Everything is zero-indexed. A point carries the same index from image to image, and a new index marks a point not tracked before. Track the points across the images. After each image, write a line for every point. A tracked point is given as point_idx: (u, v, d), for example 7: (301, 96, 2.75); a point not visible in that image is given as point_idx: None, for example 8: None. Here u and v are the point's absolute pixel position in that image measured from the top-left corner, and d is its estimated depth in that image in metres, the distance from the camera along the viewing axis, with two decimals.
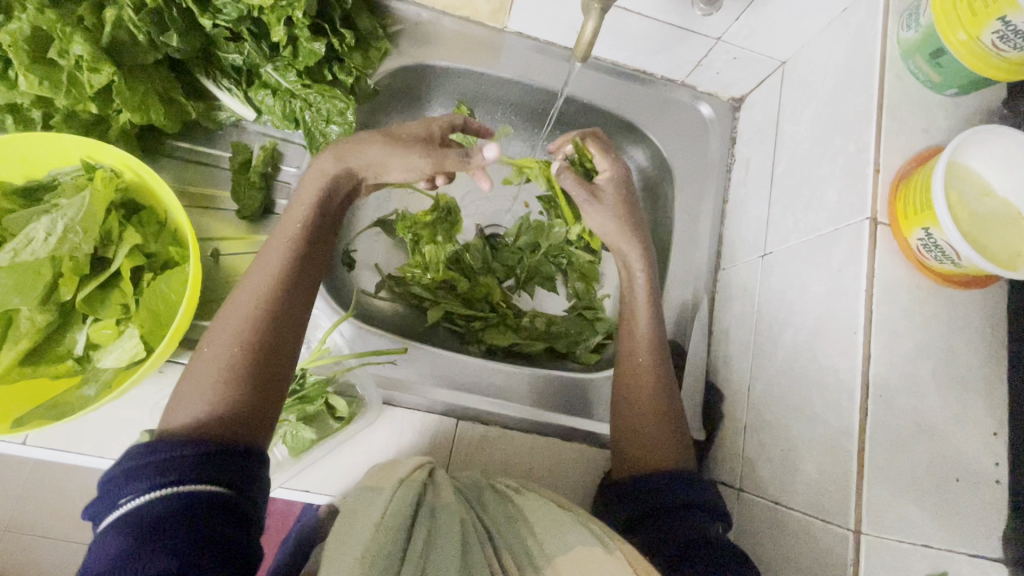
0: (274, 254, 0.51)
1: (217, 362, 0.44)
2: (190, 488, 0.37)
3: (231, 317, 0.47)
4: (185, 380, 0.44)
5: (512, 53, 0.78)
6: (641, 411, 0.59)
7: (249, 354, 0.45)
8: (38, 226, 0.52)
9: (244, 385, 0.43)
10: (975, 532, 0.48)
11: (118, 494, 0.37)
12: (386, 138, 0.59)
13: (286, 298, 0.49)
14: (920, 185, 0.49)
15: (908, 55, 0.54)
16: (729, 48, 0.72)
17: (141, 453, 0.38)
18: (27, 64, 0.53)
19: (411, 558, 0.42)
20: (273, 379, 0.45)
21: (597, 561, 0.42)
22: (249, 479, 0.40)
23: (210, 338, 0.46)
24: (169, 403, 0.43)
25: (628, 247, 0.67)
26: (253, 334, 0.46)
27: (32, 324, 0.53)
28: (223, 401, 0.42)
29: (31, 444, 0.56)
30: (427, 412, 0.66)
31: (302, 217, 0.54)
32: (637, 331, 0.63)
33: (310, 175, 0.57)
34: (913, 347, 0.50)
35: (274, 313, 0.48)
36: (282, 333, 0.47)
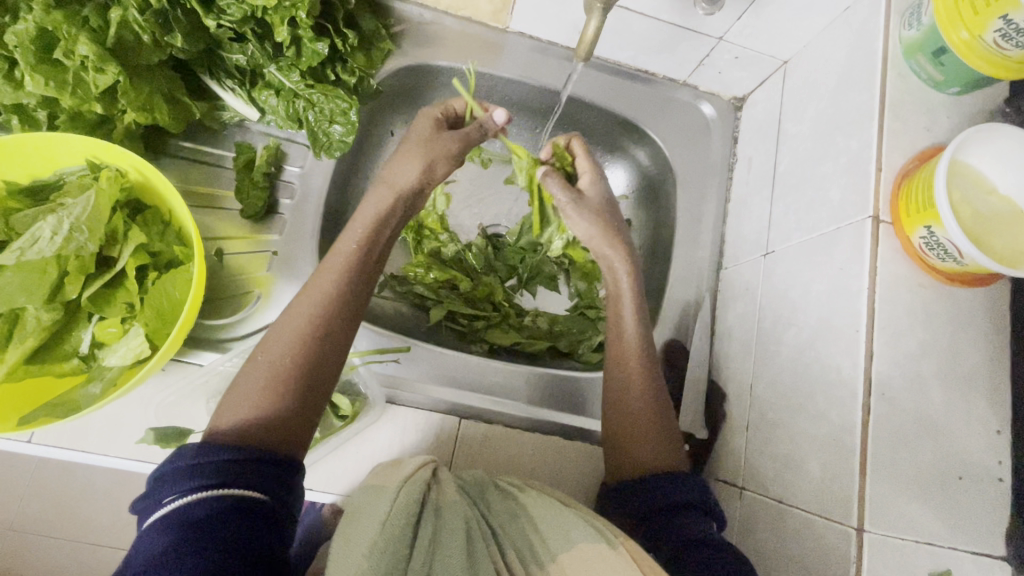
0: (332, 270, 0.53)
1: (268, 374, 0.47)
2: (231, 492, 0.40)
3: (286, 330, 0.49)
4: (237, 382, 0.47)
5: (515, 53, 0.78)
6: (630, 412, 0.59)
7: (298, 370, 0.47)
8: (44, 225, 0.52)
9: (289, 402, 0.46)
10: (978, 530, 0.48)
11: (163, 493, 0.40)
12: (438, 158, 0.63)
13: (337, 318, 0.51)
14: (923, 184, 0.49)
15: (910, 53, 0.54)
16: (731, 47, 0.72)
17: (190, 454, 0.41)
18: (33, 65, 0.54)
19: (417, 557, 0.42)
20: (315, 396, 0.48)
21: (602, 559, 0.42)
22: (284, 488, 0.43)
23: (265, 348, 0.48)
24: (221, 403, 0.47)
25: (613, 254, 0.67)
26: (304, 353, 0.48)
27: (39, 323, 0.53)
28: (268, 413, 0.45)
29: (37, 442, 0.56)
30: (429, 411, 0.66)
31: (361, 236, 0.56)
32: (624, 337, 0.63)
33: (374, 192, 0.60)
34: (916, 346, 0.50)
35: (325, 333, 0.50)
36: (329, 355, 0.50)
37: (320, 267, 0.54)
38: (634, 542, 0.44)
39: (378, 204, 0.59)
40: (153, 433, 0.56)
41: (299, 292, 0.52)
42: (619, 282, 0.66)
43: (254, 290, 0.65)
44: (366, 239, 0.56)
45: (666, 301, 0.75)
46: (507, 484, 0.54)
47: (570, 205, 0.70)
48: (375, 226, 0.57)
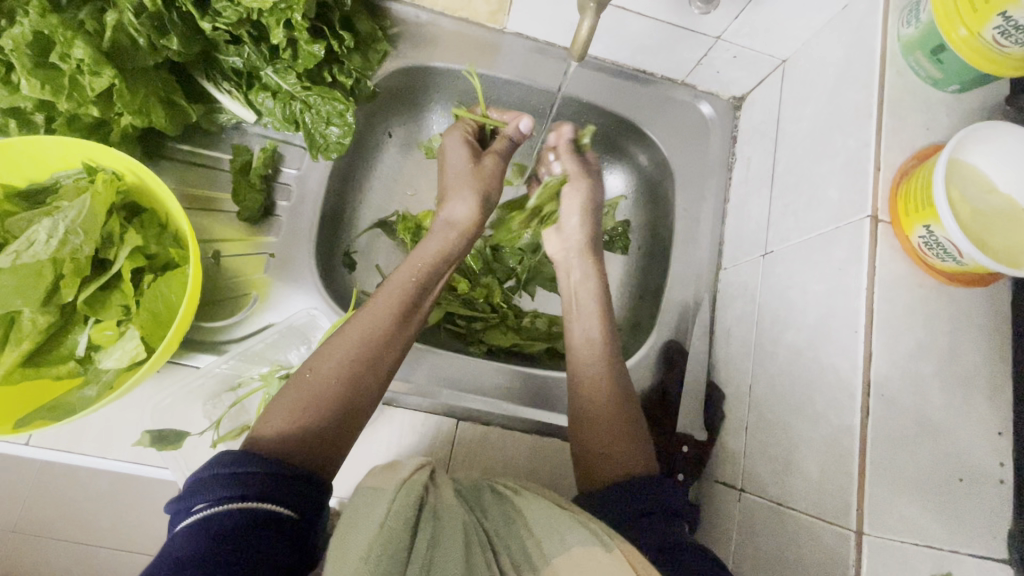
0: (389, 300, 0.55)
1: (316, 392, 0.48)
2: (264, 506, 0.40)
3: (336, 349, 0.50)
4: (283, 393, 0.48)
5: (512, 54, 0.78)
6: (595, 421, 0.60)
7: (346, 393, 0.49)
8: (39, 228, 0.52)
9: (328, 422, 0.47)
10: (979, 533, 0.47)
11: (193, 500, 0.39)
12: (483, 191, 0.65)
13: (388, 348, 0.53)
14: (922, 182, 0.48)
15: (909, 51, 0.54)
16: (729, 47, 0.71)
17: (229, 462, 0.41)
18: (29, 69, 0.54)
19: (415, 558, 0.42)
20: (356, 420, 0.49)
21: (597, 561, 0.41)
22: (313, 508, 0.43)
23: (317, 363, 0.50)
24: (263, 413, 0.47)
25: (575, 258, 0.72)
26: (351, 375, 0.50)
27: (34, 325, 0.53)
28: (313, 429, 0.46)
29: (34, 445, 0.57)
30: (427, 412, 0.67)
31: (419, 270, 0.58)
32: (589, 336, 0.65)
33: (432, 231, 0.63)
34: (916, 346, 0.49)
35: (376, 361, 0.51)
36: (370, 380, 0.51)
37: (373, 295, 0.56)
38: (629, 545, 0.43)
39: (436, 243, 0.61)
40: (149, 434, 0.56)
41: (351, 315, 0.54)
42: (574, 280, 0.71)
43: (252, 292, 0.65)
44: (422, 275, 0.58)
45: (665, 303, 0.74)
46: (503, 488, 0.54)
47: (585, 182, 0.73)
48: (433, 262, 0.60)
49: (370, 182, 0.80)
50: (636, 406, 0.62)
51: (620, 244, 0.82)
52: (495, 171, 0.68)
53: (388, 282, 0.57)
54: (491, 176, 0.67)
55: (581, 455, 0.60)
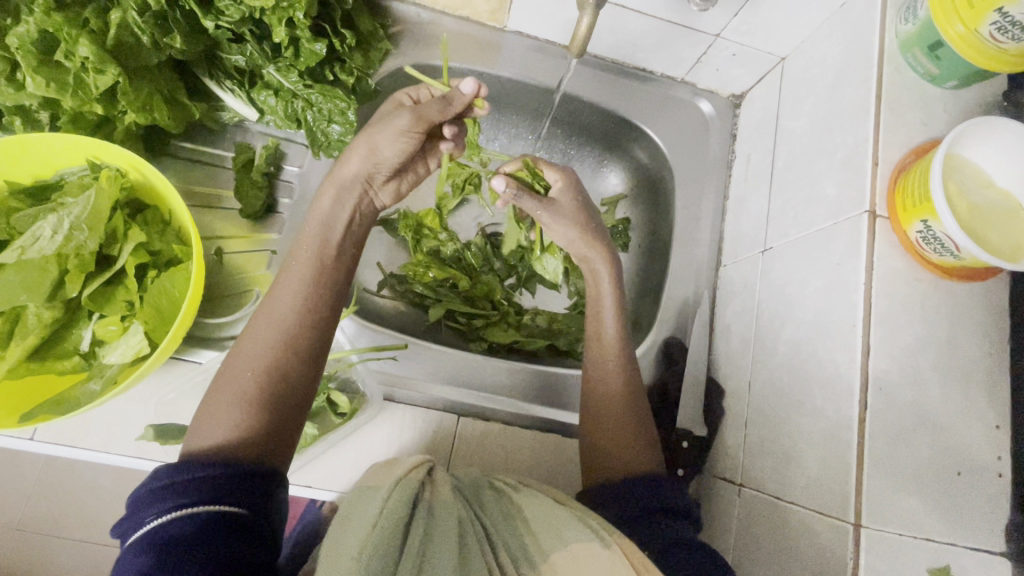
0: (292, 279, 0.52)
1: (235, 389, 0.46)
2: (209, 509, 0.39)
3: (250, 344, 0.48)
4: (206, 401, 0.46)
5: (512, 52, 0.78)
6: (601, 404, 0.61)
7: (271, 381, 0.47)
8: (45, 224, 0.53)
9: (259, 414, 0.45)
10: (977, 526, 0.48)
11: (142, 513, 0.39)
12: (380, 146, 0.60)
13: (306, 327, 0.51)
14: (919, 178, 0.49)
15: (907, 47, 0.54)
16: (728, 44, 0.72)
17: (166, 474, 0.41)
18: (34, 67, 0.54)
19: (408, 555, 0.42)
20: (292, 402, 0.48)
21: (596, 559, 0.42)
22: (266, 502, 0.42)
23: (232, 363, 0.48)
24: (192, 425, 0.45)
25: (594, 254, 0.67)
26: (272, 363, 0.48)
27: (39, 320, 0.54)
28: (245, 426, 0.44)
29: (38, 440, 0.57)
30: (428, 408, 0.67)
31: (313, 241, 0.55)
32: (603, 317, 0.64)
33: (325, 189, 0.58)
34: (914, 340, 0.49)
35: (295, 342, 0.49)
36: (295, 362, 0.49)
37: (275, 280, 0.53)
38: (628, 541, 0.44)
39: (329, 203, 0.57)
40: (152, 430, 0.57)
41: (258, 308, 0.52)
42: (601, 285, 0.66)
43: (254, 289, 0.66)
44: (323, 242, 0.55)
45: (665, 299, 0.75)
46: (502, 484, 0.54)
47: (546, 212, 0.68)
48: (329, 228, 0.56)
49: None
50: (645, 405, 0.62)
51: (620, 241, 0.82)
52: (397, 127, 0.60)
53: (289, 260, 0.54)
54: (392, 134, 0.60)
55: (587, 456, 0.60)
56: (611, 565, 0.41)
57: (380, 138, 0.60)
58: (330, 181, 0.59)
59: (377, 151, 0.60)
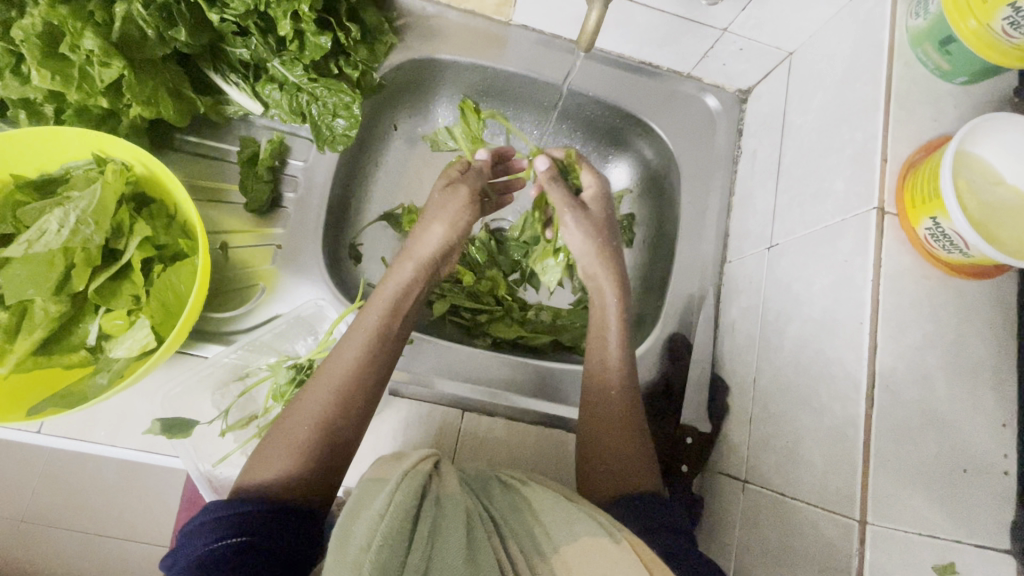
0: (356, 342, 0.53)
1: (292, 439, 0.48)
2: (254, 541, 0.42)
3: (312, 396, 0.50)
4: (264, 441, 0.49)
5: (517, 45, 0.78)
6: (593, 427, 0.60)
7: (320, 441, 0.48)
8: (51, 218, 0.53)
9: (308, 464, 0.47)
10: (983, 523, 0.47)
11: (192, 541, 0.42)
12: (458, 220, 0.62)
13: (360, 391, 0.51)
14: (928, 174, 0.48)
15: (917, 42, 0.54)
16: (736, 39, 0.71)
17: (223, 505, 0.44)
18: (39, 59, 0.54)
19: (416, 547, 0.41)
20: (339, 457, 0.49)
21: (607, 553, 0.43)
22: (306, 538, 0.45)
23: (292, 410, 0.49)
24: (249, 459, 0.48)
25: (604, 277, 0.67)
26: (326, 417, 0.49)
27: (47, 314, 0.54)
28: (294, 473, 0.46)
29: (46, 433, 0.58)
30: (433, 403, 0.67)
31: (385, 306, 0.56)
32: (607, 341, 0.64)
33: (404, 257, 0.60)
34: (922, 338, 0.49)
35: (349, 404, 0.50)
36: (348, 419, 0.50)
37: (344, 334, 0.54)
38: (637, 537, 0.45)
39: (403, 273, 0.59)
40: (159, 424, 0.55)
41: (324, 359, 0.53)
42: (607, 305, 0.66)
43: (259, 283, 0.66)
44: (394, 305, 0.56)
45: (670, 295, 0.75)
46: (507, 478, 0.54)
47: (570, 214, 0.68)
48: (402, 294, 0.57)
49: (375, 175, 0.81)
50: (645, 427, 0.61)
51: (625, 237, 0.83)
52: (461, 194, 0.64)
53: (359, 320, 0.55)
54: (456, 206, 0.63)
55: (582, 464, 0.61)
56: (622, 561, 0.42)
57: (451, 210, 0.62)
58: (410, 252, 0.60)
59: (452, 231, 0.62)
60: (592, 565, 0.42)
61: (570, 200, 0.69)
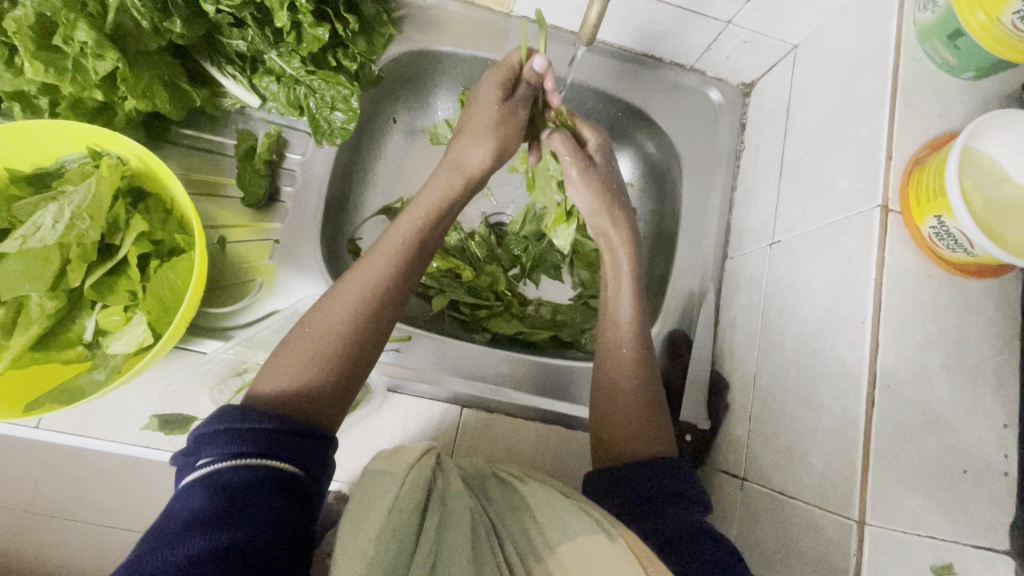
0: (391, 247, 0.55)
1: (317, 345, 0.48)
2: (265, 464, 0.41)
3: (340, 304, 0.50)
4: (284, 347, 0.49)
5: (518, 37, 0.77)
6: (609, 386, 0.61)
7: (348, 339, 0.49)
8: (46, 213, 0.53)
9: (330, 373, 0.48)
10: (981, 524, 0.47)
11: (201, 455, 0.41)
12: (496, 145, 0.63)
13: (390, 296, 0.52)
14: (933, 171, 0.48)
15: (925, 37, 0.53)
16: (739, 31, 0.70)
17: (233, 415, 0.42)
18: (33, 51, 0.53)
19: (422, 547, 0.42)
20: (360, 370, 0.50)
21: (601, 551, 0.43)
22: (318, 465, 0.44)
23: (317, 318, 0.50)
24: (267, 363, 0.48)
25: (614, 236, 0.68)
26: (352, 328, 0.50)
27: (42, 310, 0.54)
28: (316, 381, 0.47)
29: (45, 427, 0.58)
30: (432, 400, 0.67)
31: (416, 224, 0.57)
32: (622, 291, 0.65)
33: (437, 174, 0.61)
34: (924, 338, 0.49)
35: (374, 316, 0.51)
36: (373, 332, 0.51)
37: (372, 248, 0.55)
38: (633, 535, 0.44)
39: (435, 192, 0.59)
40: (155, 420, 0.58)
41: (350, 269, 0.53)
42: (619, 262, 0.67)
43: (257, 279, 0.66)
44: (425, 224, 0.57)
45: (671, 291, 0.74)
46: (507, 475, 0.54)
47: (577, 170, 0.69)
48: (433, 212, 0.58)
49: (374, 169, 0.80)
50: (659, 398, 0.61)
51: None
52: (501, 114, 0.63)
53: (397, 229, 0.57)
54: (495, 125, 0.63)
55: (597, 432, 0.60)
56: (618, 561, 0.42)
57: (491, 129, 0.63)
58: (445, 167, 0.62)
59: (488, 155, 0.62)
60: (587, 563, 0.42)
61: (577, 156, 0.69)
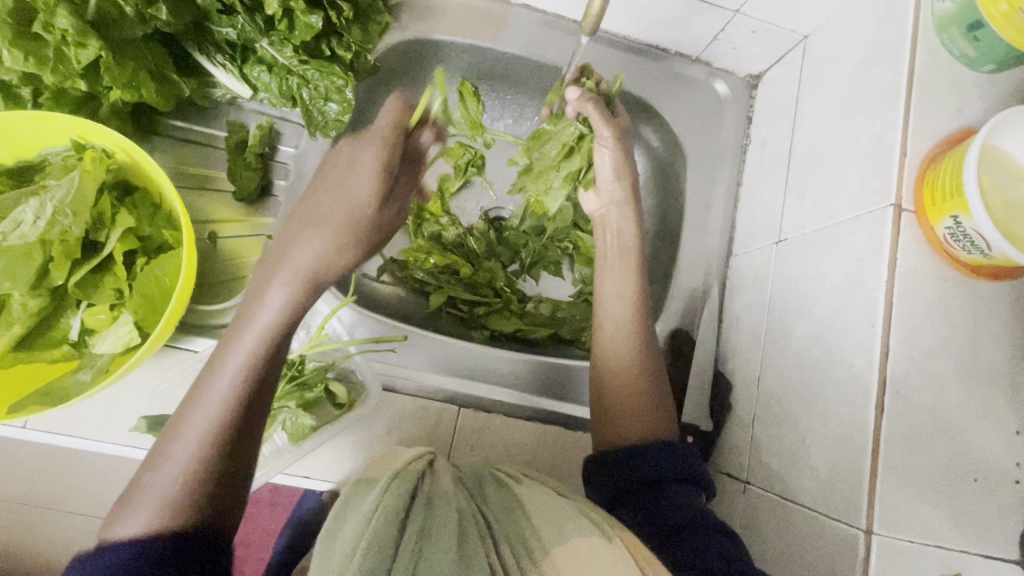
0: (242, 343, 0.47)
1: (164, 481, 0.41)
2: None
3: (189, 423, 0.43)
4: (131, 489, 0.41)
5: (518, 26, 0.74)
6: (615, 364, 0.61)
7: (201, 458, 0.42)
8: (26, 208, 0.50)
9: (191, 504, 0.41)
10: (993, 534, 0.46)
11: None
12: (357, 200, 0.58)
13: (248, 395, 0.45)
14: (950, 169, 0.46)
15: (942, 28, 0.51)
16: (747, 21, 0.68)
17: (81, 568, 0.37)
18: (11, 39, 0.50)
19: (403, 553, 0.39)
20: (229, 483, 0.43)
21: (595, 551, 0.41)
22: (212, 553, 0.40)
23: (165, 447, 0.43)
24: (111, 516, 0.41)
25: (621, 204, 0.69)
26: (207, 447, 0.42)
27: (25, 309, 0.52)
28: (172, 520, 0.40)
29: (31, 428, 0.56)
30: (429, 399, 0.66)
31: (275, 299, 0.50)
32: (621, 262, 0.66)
33: (295, 233, 0.55)
34: (936, 342, 0.47)
35: (230, 420, 0.44)
36: (236, 440, 0.44)
37: (220, 343, 0.48)
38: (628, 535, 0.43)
39: (298, 257, 0.52)
40: (144, 421, 0.56)
41: (198, 377, 0.46)
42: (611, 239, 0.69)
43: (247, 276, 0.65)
44: (292, 298, 0.50)
45: (673, 290, 0.72)
46: (503, 475, 0.53)
47: (611, 140, 0.67)
48: (294, 284, 0.51)
49: None
50: (659, 377, 0.62)
51: None
52: (368, 170, 0.60)
53: (216, 357, 0.47)
54: (364, 183, 0.59)
55: (598, 408, 0.60)
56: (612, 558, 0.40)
57: (354, 183, 0.59)
58: (283, 268, 0.52)
59: (353, 211, 0.57)
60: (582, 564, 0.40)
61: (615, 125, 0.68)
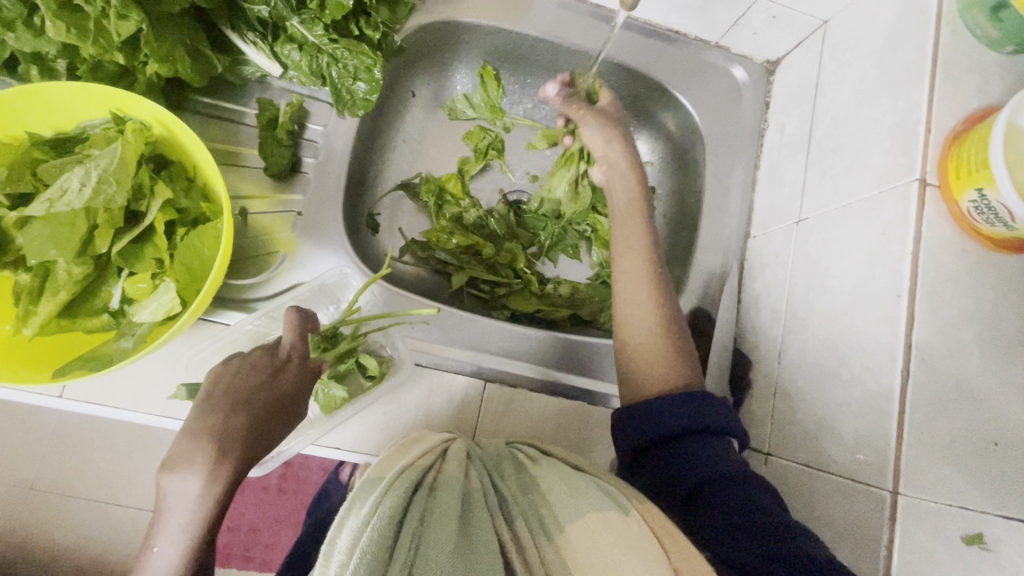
0: (212, 429, 0.49)
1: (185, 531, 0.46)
2: None
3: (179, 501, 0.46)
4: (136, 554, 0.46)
5: (541, 9, 0.75)
6: (638, 313, 0.61)
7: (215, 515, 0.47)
8: (72, 175, 0.51)
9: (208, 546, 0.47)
10: (1013, 496, 0.47)
11: None
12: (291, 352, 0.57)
13: (230, 472, 0.48)
14: (977, 144, 0.47)
15: (966, 8, 0.52)
16: (769, 6, 0.69)
17: None
18: (54, 10, 0.51)
19: (398, 555, 0.39)
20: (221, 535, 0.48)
21: (610, 524, 0.43)
22: None
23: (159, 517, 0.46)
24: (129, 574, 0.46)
25: (629, 156, 0.70)
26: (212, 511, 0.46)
27: (70, 275, 0.53)
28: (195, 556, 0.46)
29: (68, 397, 0.57)
30: (455, 373, 0.67)
31: (231, 405, 0.51)
32: (623, 214, 0.67)
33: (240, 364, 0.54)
34: (959, 312, 0.49)
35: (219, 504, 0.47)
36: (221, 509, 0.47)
37: (175, 439, 0.48)
38: (647, 506, 0.45)
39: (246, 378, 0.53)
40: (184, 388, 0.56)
41: (162, 471, 0.46)
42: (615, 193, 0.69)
43: (279, 251, 0.65)
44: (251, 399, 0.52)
45: (692, 270, 0.74)
46: (524, 455, 0.53)
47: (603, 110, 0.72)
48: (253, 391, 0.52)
49: (393, 142, 0.79)
50: (682, 327, 0.62)
51: None
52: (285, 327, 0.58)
53: (172, 454, 0.47)
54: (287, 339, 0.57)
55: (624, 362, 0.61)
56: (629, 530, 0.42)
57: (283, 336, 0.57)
58: (230, 382, 0.53)
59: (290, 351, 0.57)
60: (596, 541, 0.42)
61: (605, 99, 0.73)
